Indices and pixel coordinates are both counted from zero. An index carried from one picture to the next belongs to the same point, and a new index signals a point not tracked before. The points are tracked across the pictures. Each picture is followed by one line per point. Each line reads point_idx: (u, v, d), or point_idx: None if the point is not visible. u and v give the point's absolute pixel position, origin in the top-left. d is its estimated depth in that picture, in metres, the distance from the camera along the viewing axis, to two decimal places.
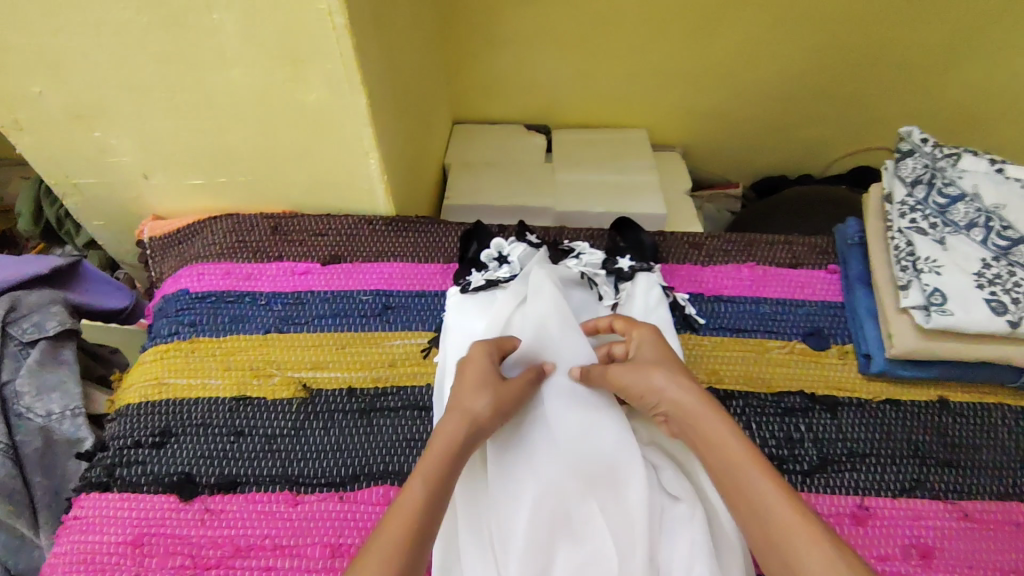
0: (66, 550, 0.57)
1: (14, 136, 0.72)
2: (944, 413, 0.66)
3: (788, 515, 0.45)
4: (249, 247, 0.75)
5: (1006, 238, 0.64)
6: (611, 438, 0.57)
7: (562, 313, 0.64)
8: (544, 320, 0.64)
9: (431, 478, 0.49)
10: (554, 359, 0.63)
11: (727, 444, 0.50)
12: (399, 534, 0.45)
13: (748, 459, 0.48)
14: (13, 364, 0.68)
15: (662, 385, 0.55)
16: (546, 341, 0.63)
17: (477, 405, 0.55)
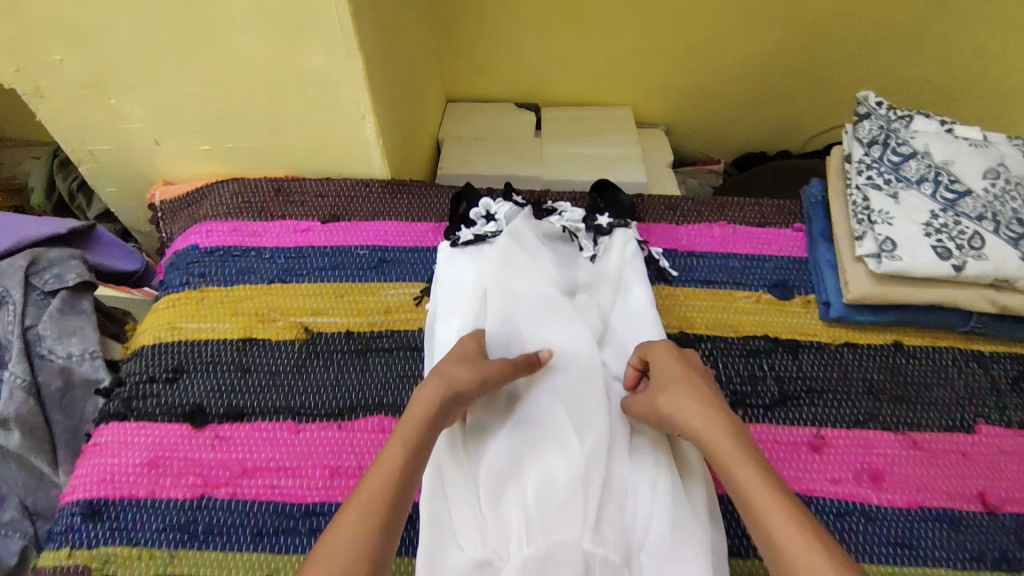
0: (86, 472, 0.62)
1: (33, 103, 0.77)
2: (898, 354, 0.72)
3: (782, 526, 0.45)
4: (254, 207, 0.80)
5: (953, 191, 0.69)
6: (584, 369, 0.65)
7: (540, 269, 0.71)
8: (525, 272, 0.71)
9: (409, 439, 0.53)
10: (534, 303, 0.69)
11: (731, 466, 0.51)
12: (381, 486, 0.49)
13: (750, 480, 0.49)
14: (36, 311, 0.74)
15: (668, 408, 0.57)
16: (527, 288, 0.70)
17: (455, 373, 0.59)
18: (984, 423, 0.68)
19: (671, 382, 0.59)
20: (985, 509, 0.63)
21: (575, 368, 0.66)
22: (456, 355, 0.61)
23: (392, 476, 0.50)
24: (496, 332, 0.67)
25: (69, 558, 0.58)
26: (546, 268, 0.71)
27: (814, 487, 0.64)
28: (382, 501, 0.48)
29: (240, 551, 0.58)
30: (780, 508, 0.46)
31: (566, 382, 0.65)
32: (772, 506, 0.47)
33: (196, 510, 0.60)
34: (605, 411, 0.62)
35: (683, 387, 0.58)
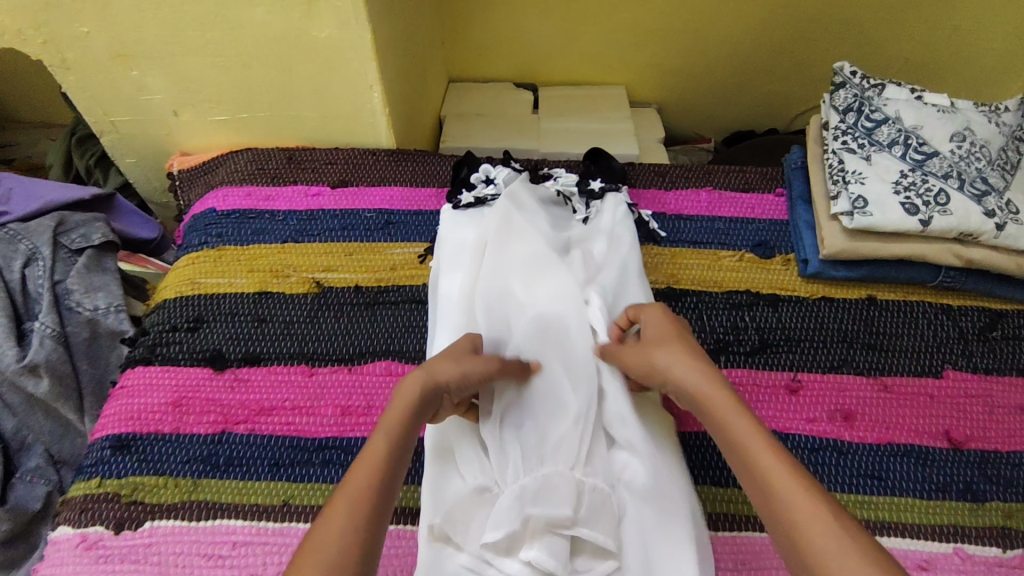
0: (114, 411, 0.67)
1: (60, 75, 0.82)
2: (872, 308, 0.77)
3: (776, 467, 0.49)
4: (267, 173, 0.85)
5: (921, 152, 0.74)
6: (565, 312, 0.68)
7: (525, 226, 0.74)
8: (514, 226, 0.74)
9: (393, 431, 0.53)
10: (521, 253, 0.73)
11: (729, 418, 0.53)
12: (366, 485, 0.49)
13: (747, 431, 0.52)
14: (64, 267, 0.79)
15: (661, 364, 0.59)
16: (514, 236, 0.74)
17: (437, 368, 0.58)
18: (951, 369, 0.73)
19: (661, 340, 0.61)
20: (950, 445, 0.68)
21: (565, 309, 0.69)
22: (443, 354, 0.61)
23: (373, 479, 0.50)
24: (488, 286, 0.70)
25: (101, 487, 0.63)
26: (532, 225, 0.75)
27: (790, 425, 0.68)
28: (366, 505, 0.48)
29: (259, 480, 0.63)
30: (780, 464, 0.49)
31: (549, 324, 0.68)
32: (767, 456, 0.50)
33: (217, 443, 0.65)
34: (585, 349, 0.66)
35: (676, 346, 0.61)
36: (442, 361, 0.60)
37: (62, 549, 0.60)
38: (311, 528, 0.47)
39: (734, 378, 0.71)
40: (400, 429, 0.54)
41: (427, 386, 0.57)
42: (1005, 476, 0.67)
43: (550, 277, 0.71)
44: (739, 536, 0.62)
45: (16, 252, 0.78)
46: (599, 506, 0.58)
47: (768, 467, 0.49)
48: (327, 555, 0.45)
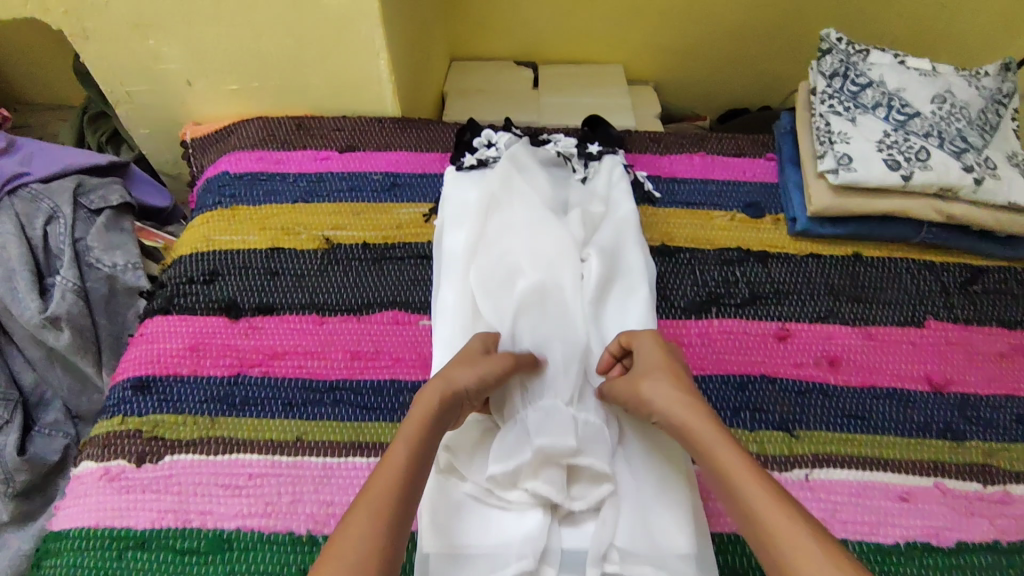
0: (134, 356, 0.71)
1: (79, 45, 0.85)
2: (857, 263, 0.80)
3: (775, 508, 0.47)
4: (277, 139, 0.89)
5: (904, 114, 0.77)
6: (556, 264, 0.71)
7: (518, 188, 0.78)
8: (512, 186, 0.78)
9: (414, 441, 0.53)
10: (516, 210, 0.76)
11: (722, 455, 0.52)
12: (387, 491, 0.49)
13: (743, 472, 0.50)
14: (84, 226, 0.82)
15: (651, 398, 0.58)
16: (511, 196, 0.77)
17: (454, 375, 0.58)
18: (933, 319, 0.76)
19: (650, 371, 0.60)
20: (931, 388, 0.71)
21: (556, 260, 0.72)
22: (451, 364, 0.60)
23: (393, 487, 0.50)
24: (485, 243, 0.74)
25: (122, 424, 0.66)
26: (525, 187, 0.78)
27: (779, 370, 0.72)
28: (387, 510, 0.48)
29: (273, 418, 0.66)
30: (776, 506, 0.47)
31: (542, 275, 0.70)
32: (765, 498, 0.48)
33: (233, 385, 0.68)
34: (574, 296, 0.69)
35: (666, 379, 0.59)
36: (458, 365, 0.60)
37: (85, 481, 0.63)
38: (334, 534, 0.47)
39: (725, 327, 0.75)
40: (421, 438, 0.54)
41: (445, 395, 0.57)
42: (984, 417, 0.70)
43: (542, 233, 0.74)
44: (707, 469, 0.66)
45: (39, 210, 0.81)
46: (596, 437, 0.61)
47: (764, 510, 0.48)
48: (350, 560, 0.45)
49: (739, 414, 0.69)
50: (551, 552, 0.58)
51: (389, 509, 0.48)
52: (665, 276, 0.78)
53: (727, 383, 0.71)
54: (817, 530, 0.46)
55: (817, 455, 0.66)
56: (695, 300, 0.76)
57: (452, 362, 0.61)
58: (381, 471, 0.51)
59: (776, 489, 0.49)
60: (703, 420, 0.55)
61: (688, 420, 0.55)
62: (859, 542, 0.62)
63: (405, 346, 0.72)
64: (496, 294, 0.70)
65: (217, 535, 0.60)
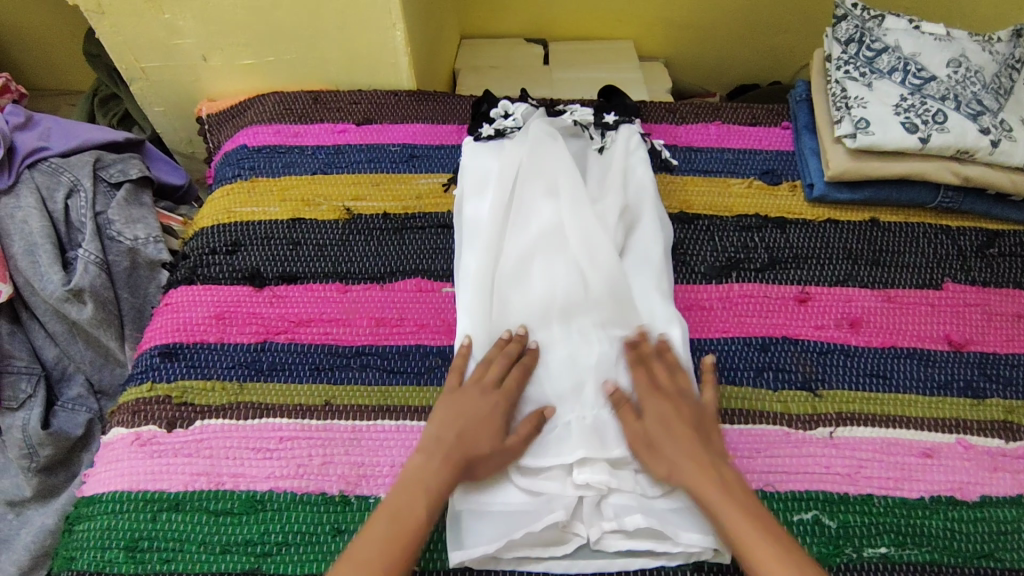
0: (161, 325, 0.71)
1: (97, 20, 0.86)
2: (875, 228, 0.80)
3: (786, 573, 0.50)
4: (294, 113, 0.89)
5: (919, 78, 0.78)
6: (586, 227, 0.71)
7: (533, 149, 0.78)
8: (535, 144, 0.78)
9: (434, 497, 0.55)
10: (542, 169, 0.77)
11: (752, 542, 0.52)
12: (397, 563, 0.51)
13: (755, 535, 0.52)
14: (104, 200, 0.82)
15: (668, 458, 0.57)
16: (538, 158, 0.77)
17: (473, 445, 0.58)
18: (951, 281, 0.77)
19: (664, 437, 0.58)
20: (951, 347, 0.72)
21: (579, 218, 0.72)
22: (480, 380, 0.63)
23: (397, 556, 0.51)
24: (517, 213, 0.74)
25: (152, 391, 0.66)
26: (543, 149, 0.78)
27: (800, 332, 0.72)
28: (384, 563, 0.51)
29: (301, 383, 0.67)
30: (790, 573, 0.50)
31: (574, 238, 0.71)
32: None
33: (260, 351, 0.69)
34: (611, 261, 0.69)
35: (681, 449, 0.57)
36: (478, 435, 0.58)
37: (116, 447, 0.63)
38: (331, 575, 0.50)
39: (746, 291, 0.75)
40: (442, 501, 0.55)
41: (460, 469, 0.57)
42: (1004, 375, 0.71)
43: (570, 193, 0.73)
44: (734, 427, 0.66)
45: (59, 183, 0.81)
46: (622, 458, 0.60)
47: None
48: None
49: (761, 375, 0.69)
50: (582, 508, 0.58)
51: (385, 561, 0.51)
52: (684, 242, 0.79)
53: (749, 345, 0.71)
54: None
55: (841, 414, 0.67)
56: (716, 265, 0.77)
57: (466, 426, 0.59)
58: (376, 534, 0.52)
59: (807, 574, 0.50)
60: (720, 490, 0.55)
61: (706, 487, 0.55)
62: (885, 497, 0.62)
63: (430, 312, 0.72)
64: (525, 266, 0.70)
65: (249, 496, 0.60)
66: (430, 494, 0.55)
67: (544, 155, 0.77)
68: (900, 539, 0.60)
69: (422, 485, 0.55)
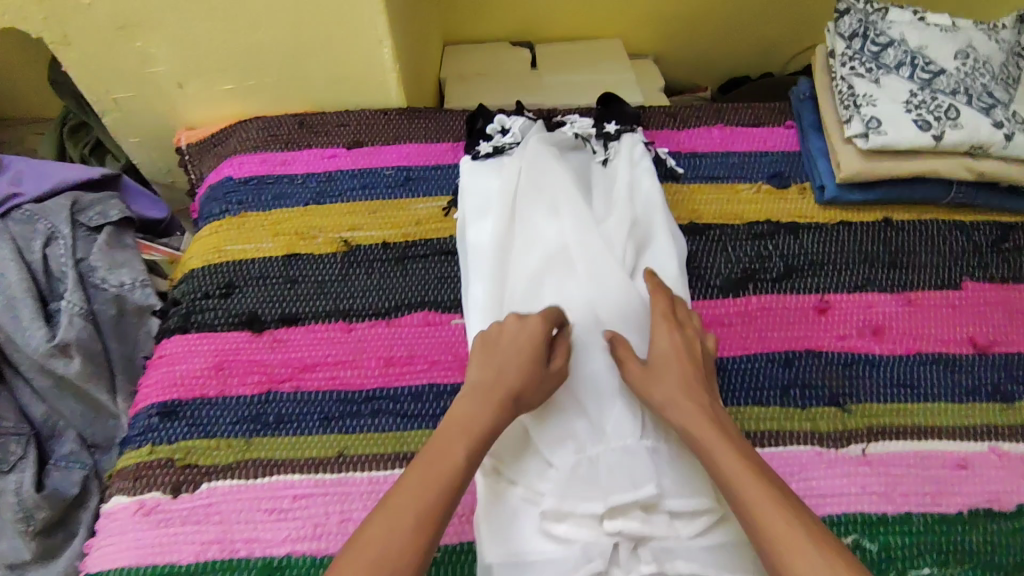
0: (156, 380, 0.67)
1: (63, 52, 0.81)
2: (889, 228, 0.78)
3: (781, 519, 0.47)
4: (281, 139, 0.84)
5: (928, 72, 0.76)
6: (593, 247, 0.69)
7: (533, 166, 0.75)
8: (535, 159, 0.76)
9: (474, 444, 0.53)
10: (545, 188, 0.74)
11: (741, 486, 0.50)
12: (429, 506, 0.48)
13: (743, 473, 0.50)
14: (84, 246, 0.77)
15: (663, 399, 0.58)
16: (539, 177, 0.75)
17: (511, 380, 0.58)
18: (969, 280, 0.75)
19: (665, 374, 0.59)
20: (975, 350, 0.70)
21: (585, 237, 0.69)
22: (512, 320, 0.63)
23: (433, 497, 0.49)
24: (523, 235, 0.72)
25: (152, 454, 0.62)
26: (543, 165, 0.75)
27: (823, 344, 0.70)
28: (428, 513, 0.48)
29: (311, 435, 0.64)
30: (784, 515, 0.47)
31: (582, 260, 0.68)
32: (783, 518, 0.47)
33: (265, 403, 0.65)
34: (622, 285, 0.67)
35: (679, 386, 0.58)
36: (516, 371, 0.58)
37: (120, 518, 0.59)
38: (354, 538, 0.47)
39: (764, 304, 0.73)
40: (480, 443, 0.53)
41: (502, 407, 0.56)
42: None
43: (574, 212, 0.71)
44: (763, 450, 0.64)
45: (36, 232, 0.77)
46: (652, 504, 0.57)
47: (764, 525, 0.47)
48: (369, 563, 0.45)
49: (788, 392, 0.67)
50: (618, 554, 0.55)
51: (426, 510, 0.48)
52: (697, 255, 0.76)
53: (772, 361, 0.69)
54: (836, 544, 0.46)
55: (870, 429, 0.65)
56: (731, 278, 0.74)
57: (504, 363, 0.59)
58: (412, 479, 0.50)
59: (794, 508, 0.48)
60: (714, 430, 0.54)
61: (701, 426, 0.55)
62: (924, 515, 0.61)
63: (440, 348, 0.69)
64: (534, 293, 0.69)
65: (266, 563, 0.56)
66: (467, 441, 0.53)
67: (545, 171, 0.75)
68: (942, 558, 0.59)
69: (462, 427, 0.54)
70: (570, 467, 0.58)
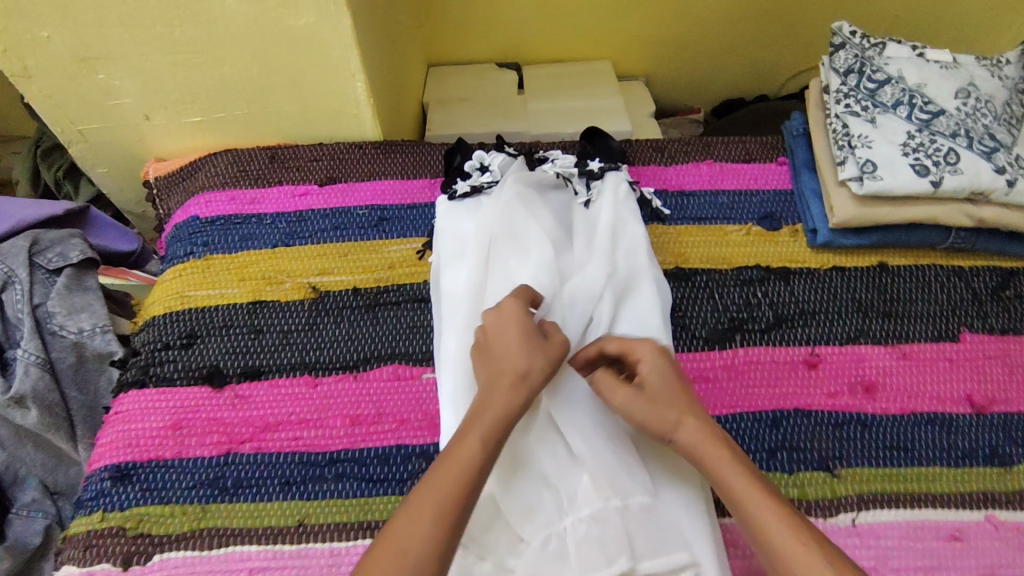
0: (111, 439, 0.64)
1: (22, 84, 0.77)
2: (884, 274, 0.75)
3: (802, 549, 0.46)
4: (251, 175, 0.81)
5: (927, 112, 0.72)
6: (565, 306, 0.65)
7: (508, 210, 0.71)
8: (511, 203, 0.71)
9: (487, 436, 0.52)
10: (519, 236, 0.70)
11: (722, 474, 0.51)
12: (445, 506, 0.48)
13: (760, 498, 0.49)
14: (42, 289, 0.75)
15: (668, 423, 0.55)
16: (513, 222, 0.70)
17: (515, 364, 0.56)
18: (967, 331, 0.71)
19: (666, 398, 0.56)
20: (973, 409, 0.67)
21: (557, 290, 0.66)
22: (491, 309, 0.61)
23: (454, 500, 0.48)
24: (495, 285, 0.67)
25: (104, 522, 0.59)
26: (516, 210, 0.71)
27: (812, 402, 0.67)
28: (448, 510, 0.47)
29: (271, 501, 0.60)
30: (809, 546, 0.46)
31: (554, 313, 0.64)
32: (804, 546, 0.46)
33: (224, 465, 0.62)
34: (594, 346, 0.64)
35: (683, 406, 0.56)
36: (516, 355, 0.57)
37: None
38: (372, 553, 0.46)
39: (752, 357, 0.69)
40: (493, 435, 0.52)
41: (512, 391, 0.55)
42: None
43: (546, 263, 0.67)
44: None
45: None
46: None
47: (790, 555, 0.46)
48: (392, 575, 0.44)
49: (776, 456, 0.64)
50: None
51: (445, 506, 0.48)
52: (682, 303, 0.72)
53: (759, 421, 0.65)
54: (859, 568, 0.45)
55: (861, 496, 0.62)
56: (718, 328, 0.71)
57: (506, 346, 0.58)
58: (429, 479, 0.50)
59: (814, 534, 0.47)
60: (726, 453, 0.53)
61: (708, 451, 0.53)
62: None
63: (409, 405, 0.66)
64: None
65: None
66: (479, 433, 0.52)
67: (518, 216, 0.71)
68: None
69: (472, 421, 0.53)
70: (540, 544, 0.54)
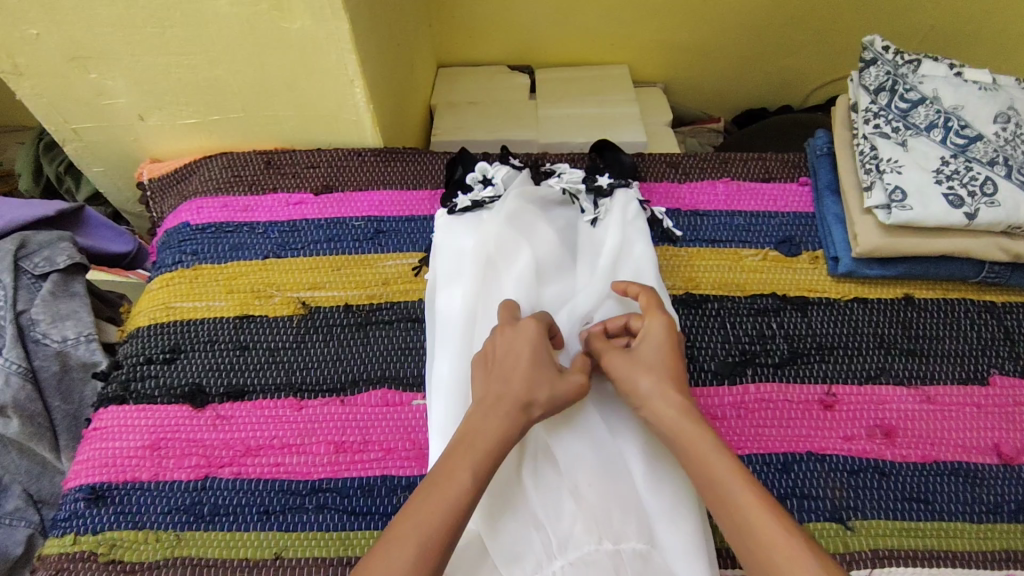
0: (88, 457, 0.62)
1: (14, 82, 0.74)
2: (910, 308, 0.70)
3: (772, 530, 0.45)
4: (245, 182, 0.78)
5: (964, 136, 0.67)
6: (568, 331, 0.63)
7: (509, 230, 0.67)
8: (511, 217, 0.68)
9: (480, 467, 0.49)
10: (519, 254, 0.66)
11: (727, 485, 0.48)
12: (430, 537, 0.44)
13: (733, 478, 0.48)
14: (27, 296, 0.74)
15: (646, 394, 0.54)
16: (512, 239, 0.66)
17: (518, 387, 0.54)
18: (997, 374, 0.67)
19: (650, 364, 0.56)
20: (1000, 460, 0.62)
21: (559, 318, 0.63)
22: (508, 326, 0.59)
23: (434, 527, 0.45)
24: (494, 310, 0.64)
25: (76, 545, 0.57)
26: (515, 231, 0.67)
27: (826, 445, 0.62)
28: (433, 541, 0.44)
29: (247, 531, 0.57)
30: (779, 528, 0.44)
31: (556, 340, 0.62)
32: (774, 528, 0.45)
33: (201, 491, 0.59)
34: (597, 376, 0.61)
35: (663, 377, 0.55)
36: (522, 379, 0.54)
37: None
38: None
39: (764, 394, 0.65)
40: (487, 466, 0.49)
41: (516, 418, 0.52)
42: None
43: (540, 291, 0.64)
44: None
45: None
46: None
47: (760, 540, 0.45)
48: None
49: (785, 504, 0.59)
50: None
51: (428, 537, 0.44)
52: (690, 333, 0.68)
53: (769, 465, 0.61)
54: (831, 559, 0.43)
55: (877, 551, 0.57)
56: (727, 361, 0.67)
57: (510, 369, 0.55)
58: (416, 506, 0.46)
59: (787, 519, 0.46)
60: (701, 430, 0.51)
61: (683, 426, 0.52)
62: None
63: (397, 433, 0.62)
64: None
65: None
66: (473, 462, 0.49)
67: (517, 236, 0.67)
68: None
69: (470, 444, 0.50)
70: None
